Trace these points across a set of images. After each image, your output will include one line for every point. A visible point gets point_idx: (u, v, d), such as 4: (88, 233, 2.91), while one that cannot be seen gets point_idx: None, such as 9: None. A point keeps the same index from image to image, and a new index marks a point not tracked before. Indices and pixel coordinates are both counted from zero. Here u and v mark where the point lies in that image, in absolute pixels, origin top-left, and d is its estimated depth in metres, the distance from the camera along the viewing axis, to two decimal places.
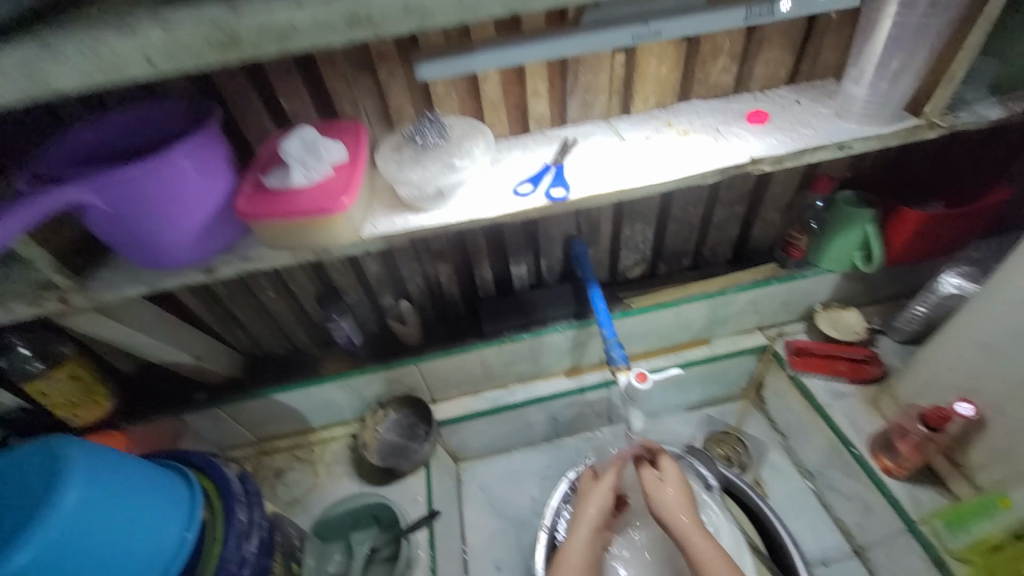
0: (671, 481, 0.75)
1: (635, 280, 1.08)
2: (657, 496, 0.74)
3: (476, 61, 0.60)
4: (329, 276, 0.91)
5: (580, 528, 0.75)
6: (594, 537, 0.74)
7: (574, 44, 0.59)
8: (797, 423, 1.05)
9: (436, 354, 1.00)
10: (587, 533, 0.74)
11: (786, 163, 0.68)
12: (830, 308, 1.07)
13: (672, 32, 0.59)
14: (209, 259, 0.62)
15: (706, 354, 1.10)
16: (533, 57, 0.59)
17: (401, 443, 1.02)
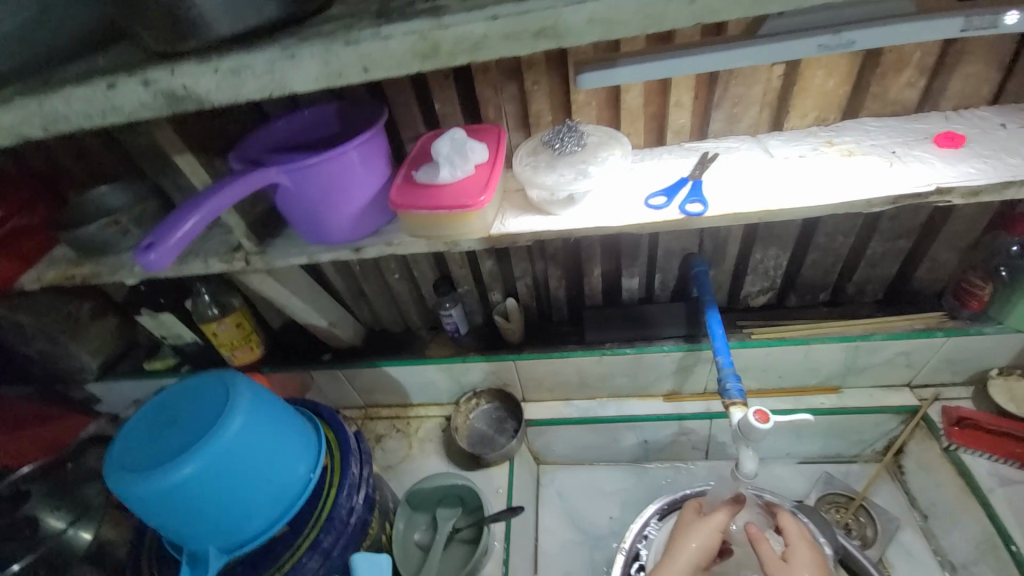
0: (804, 564, 0.69)
1: (758, 309, 0.99)
2: (787, 574, 0.68)
3: (644, 69, 0.52)
4: (447, 265, 0.97)
5: (676, 562, 0.71)
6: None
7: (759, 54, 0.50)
8: (946, 504, 0.88)
9: (535, 354, 1.01)
10: (683, 571, 0.70)
11: (982, 197, 0.57)
12: (1010, 376, 0.89)
13: (867, 43, 0.49)
14: (359, 240, 0.69)
15: (834, 403, 0.96)
16: (717, 64, 0.51)
17: (489, 433, 1.07)
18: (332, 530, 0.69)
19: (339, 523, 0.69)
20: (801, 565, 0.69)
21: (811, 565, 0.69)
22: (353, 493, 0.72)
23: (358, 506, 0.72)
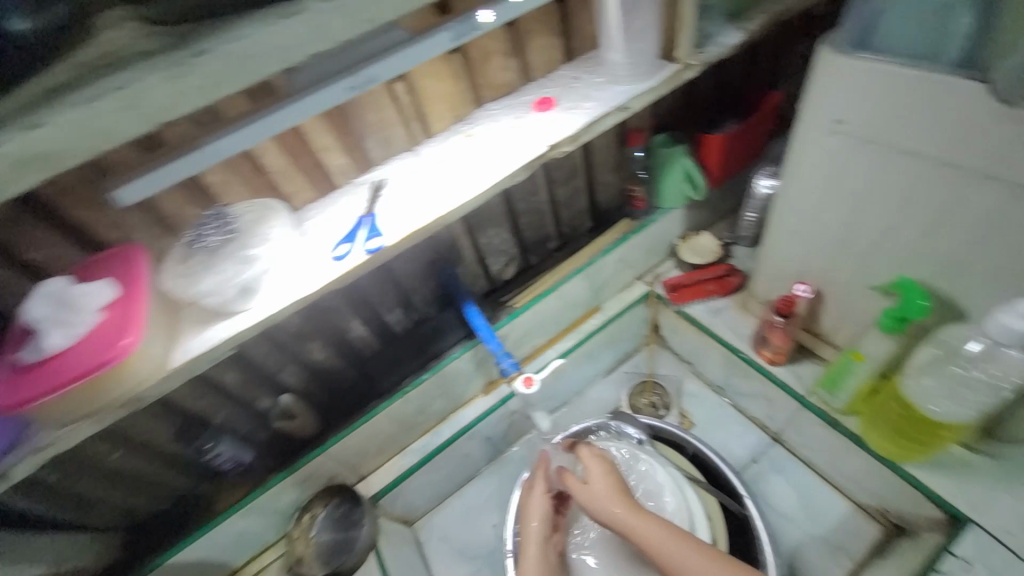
0: (594, 473, 0.73)
1: (513, 279, 1.09)
2: (587, 496, 0.71)
3: (180, 168, 0.50)
4: (182, 405, 0.80)
5: (529, 545, 0.77)
6: (546, 546, 0.77)
7: (273, 123, 0.51)
8: (695, 349, 1.13)
9: (340, 435, 0.92)
10: (536, 551, 0.76)
11: (581, 139, 0.71)
12: (688, 238, 1.18)
13: (386, 75, 0.54)
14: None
15: (601, 320, 1.14)
16: (249, 140, 0.50)
17: (341, 539, 0.91)
18: None
19: None
20: (594, 477, 0.72)
21: (603, 470, 0.73)
22: None
23: None
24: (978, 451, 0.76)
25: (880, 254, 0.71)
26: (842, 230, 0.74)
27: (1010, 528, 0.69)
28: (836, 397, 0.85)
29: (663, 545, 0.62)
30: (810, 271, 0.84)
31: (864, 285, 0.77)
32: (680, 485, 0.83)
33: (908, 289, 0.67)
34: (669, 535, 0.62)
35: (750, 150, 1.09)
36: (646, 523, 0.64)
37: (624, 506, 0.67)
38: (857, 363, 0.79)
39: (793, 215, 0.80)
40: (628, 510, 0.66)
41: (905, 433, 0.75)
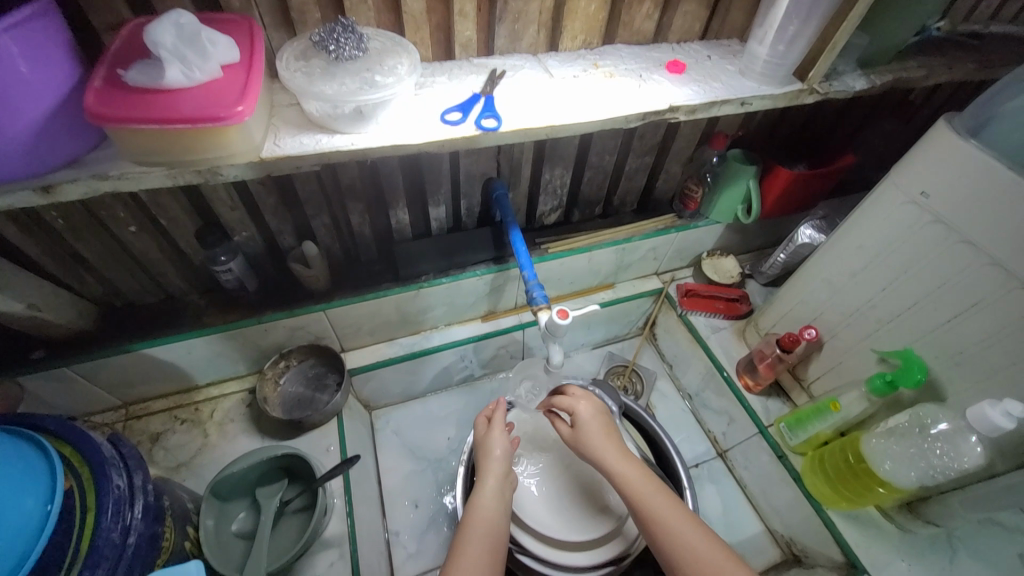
0: (586, 417, 0.78)
1: (551, 226, 1.11)
2: (580, 436, 0.77)
3: None
4: (211, 209, 0.78)
5: (489, 478, 0.76)
6: (504, 482, 0.76)
7: None
8: (681, 354, 1.20)
9: (345, 300, 0.92)
10: (496, 483, 0.75)
11: (698, 113, 0.73)
12: (713, 256, 1.22)
13: None
14: (49, 175, 0.50)
15: (611, 297, 1.19)
16: None
17: (307, 395, 0.96)
18: (94, 562, 0.46)
19: (113, 549, 0.48)
20: (586, 422, 0.77)
21: (593, 417, 0.78)
22: (126, 508, 0.51)
23: (137, 522, 0.52)
24: (890, 518, 0.86)
25: (898, 325, 0.77)
26: (874, 293, 0.80)
27: None
28: (795, 435, 0.93)
29: (638, 490, 0.69)
30: (823, 320, 0.91)
31: (868, 348, 0.83)
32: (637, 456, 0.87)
33: (910, 360, 0.75)
34: (642, 480, 0.70)
35: (808, 197, 1.12)
36: (643, 481, 0.70)
37: (613, 453, 0.73)
38: (833, 412, 0.86)
39: (836, 266, 0.85)
40: (619, 457, 0.73)
41: (845, 483, 0.84)
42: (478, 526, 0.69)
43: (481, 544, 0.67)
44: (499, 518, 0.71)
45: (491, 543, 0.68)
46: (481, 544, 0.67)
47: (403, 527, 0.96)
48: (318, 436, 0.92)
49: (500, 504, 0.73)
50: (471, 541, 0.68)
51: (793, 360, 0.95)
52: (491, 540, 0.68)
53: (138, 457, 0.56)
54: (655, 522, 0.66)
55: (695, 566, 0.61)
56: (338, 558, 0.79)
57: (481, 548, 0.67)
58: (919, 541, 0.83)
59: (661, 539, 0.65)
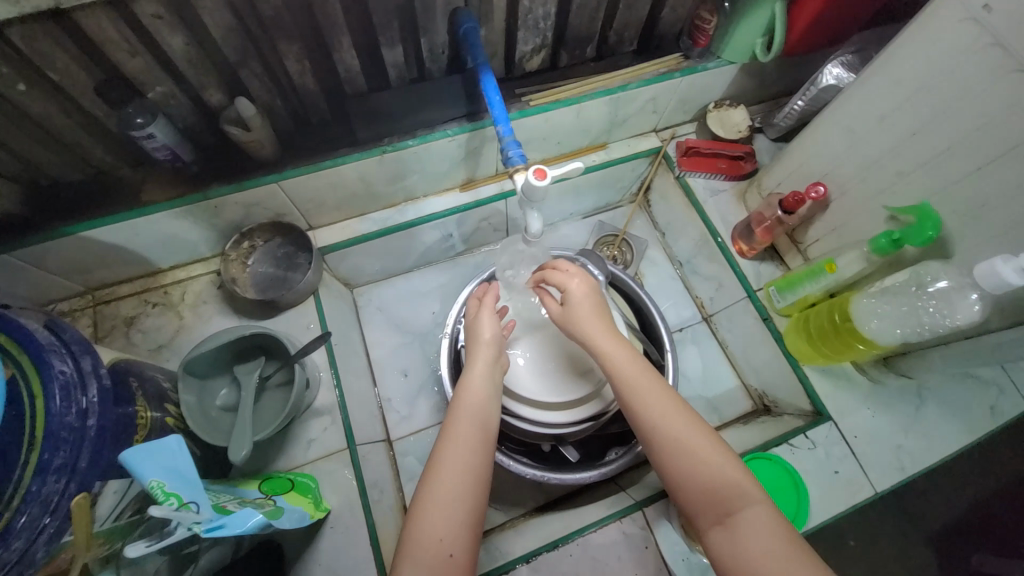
0: (577, 298, 0.74)
1: (534, 74, 0.95)
2: (569, 315, 0.74)
3: None
4: (108, 57, 0.63)
5: (477, 362, 0.75)
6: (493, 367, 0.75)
7: None
8: (675, 220, 1.13)
9: (299, 170, 0.81)
10: (486, 367, 0.74)
11: None
12: (721, 107, 1.06)
13: None
14: None
15: (603, 159, 1.07)
16: None
17: (279, 275, 0.91)
18: (54, 445, 0.47)
19: (71, 432, 0.48)
20: (578, 302, 0.74)
21: (585, 297, 0.74)
22: (77, 393, 0.50)
23: (95, 404, 0.51)
24: (864, 371, 0.88)
25: (920, 176, 0.69)
26: (901, 140, 0.70)
27: (853, 429, 0.85)
28: (783, 298, 0.92)
29: (629, 373, 0.67)
30: (834, 175, 0.82)
31: (879, 205, 0.76)
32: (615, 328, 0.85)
33: (925, 214, 0.68)
34: (633, 365, 0.68)
35: (843, 27, 0.92)
36: (633, 364, 0.68)
37: (605, 337, 0.71)
38: (827, 274, 0.82)
39: (861, 110, 0.73)
40: (608, 337, 0.71)
41: (826, 341, 0.84)
42: (468, 409, 0.69)
43: (469, 425, 0.68)
44: (489, 400, 0.71)
45: (481, 424, 0.69)
46: (471, 425, 0.68)
47: (394, 394, 1.00)
48: (297, 316, 0.89)
49: (491, 389, 0.73)
50: (462, 423, 0.68)
51: (793, 223, 0.89)
52: (482, 423, 0.69)
53: (84, 340, 0.53)
54: (643, 405, 0.65)
55: (681, 444, 0.62)
56: (331, 425, 0.82)
57: (472, 429, 0.67)
58: (886, 391, 0.87)
59: (648, 420, 0.64)
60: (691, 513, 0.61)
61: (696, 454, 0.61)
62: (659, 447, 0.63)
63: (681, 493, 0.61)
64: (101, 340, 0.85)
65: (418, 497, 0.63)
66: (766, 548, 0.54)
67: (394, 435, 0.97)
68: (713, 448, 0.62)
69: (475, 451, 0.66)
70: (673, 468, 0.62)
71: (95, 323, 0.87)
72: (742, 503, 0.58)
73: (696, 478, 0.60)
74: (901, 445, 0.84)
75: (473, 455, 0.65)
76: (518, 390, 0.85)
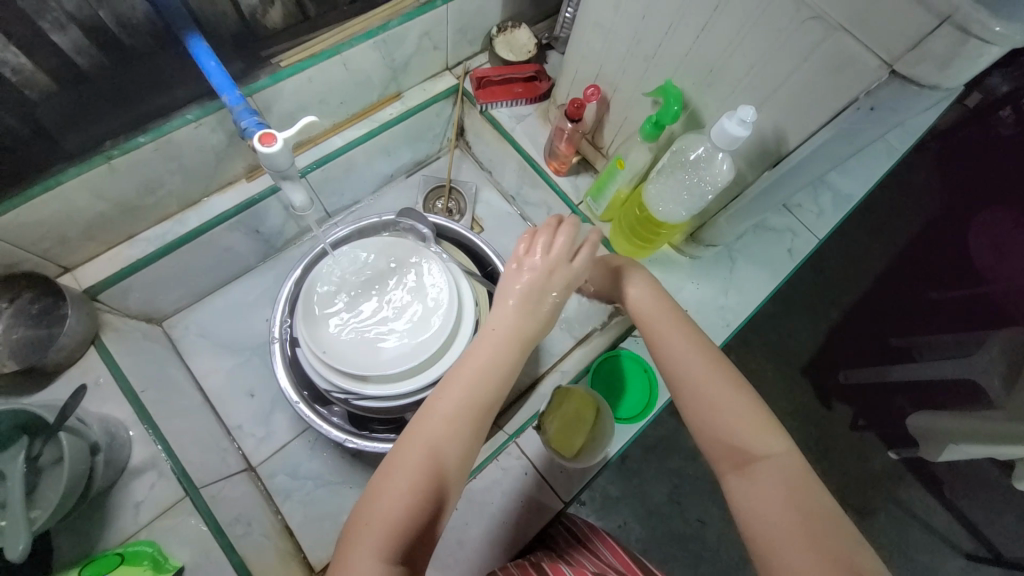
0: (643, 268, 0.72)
1: (281, 29, 0.82)
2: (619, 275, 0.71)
3: None
4: None
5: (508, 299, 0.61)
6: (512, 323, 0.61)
7: None
8: (495, 156, 1.11)
9: (2, 207, 0.65)
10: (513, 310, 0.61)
11: None
12: (505, 31, 1.04)
13: None
14: None
15: (399, 111, 1.01)
16: None
17: (42, 334, 0.75)
18: None
19: None
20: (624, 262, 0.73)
21: (630, 266, 0.72)
22: None
23: None
24: (683, 252, 0.96)
25: (662, 56, 0.71)
26: (638, 23, 0.71)
27: (684, 304, 0.93)
28: (598, 204, 0.94)
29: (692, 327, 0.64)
30: (604, 74, 0.83)
31: (641, 94, 0.79)
32: (439, 275, 0.84)
33: (667, 92, 0.71)
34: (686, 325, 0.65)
35: None
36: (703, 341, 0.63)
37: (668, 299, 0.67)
38: (620, 170, 0.85)
39: (601, 1, 0.74)
40: (684, 327, 0.64)
41: (639, 235, 0.88)
42: (474, 361, 0.58)
43: (462, 385, 0.57)
44: (507, 350, 0.59)
45: (474, 387, 0.57)
46: (469, 385, 0.57)
47: (244, 418, 0.91)
48: (79, 373, 0.75)
49: (516, 332, 0.61)
50: (459, 375, 0.58)
51: (586, 128, 0.91)
52: (482, 370, 0.58)
53: None
54: (678, 358, 0.61)
55: (709, 399, 0.57)
56: (159, 478, 0.72)
57: (465, 381, 0.57)
58: (704, 262, 0.96)
59: (680, 375, 0.60)
60: (714, 462, 0.57)
61: (730, 411, 0.56)
62: (691, 398, 0.59)
63: (706, 442, 0.57)
64: None
65: (388, 464, 0.53)
66: (774, 505, 0.50)
67: (256, 460, 0.89)
68: (743, 399, 0.57)
69: (468, 414, 0.56)
70: (700, 418, 0.58)
71: None
72: (760, 453, 0.54)
73: (717, 431, 0.56)
74: (724, 305, 0.94)
75: (467, 416, 0.56)
76: (362, 370, 0.78)
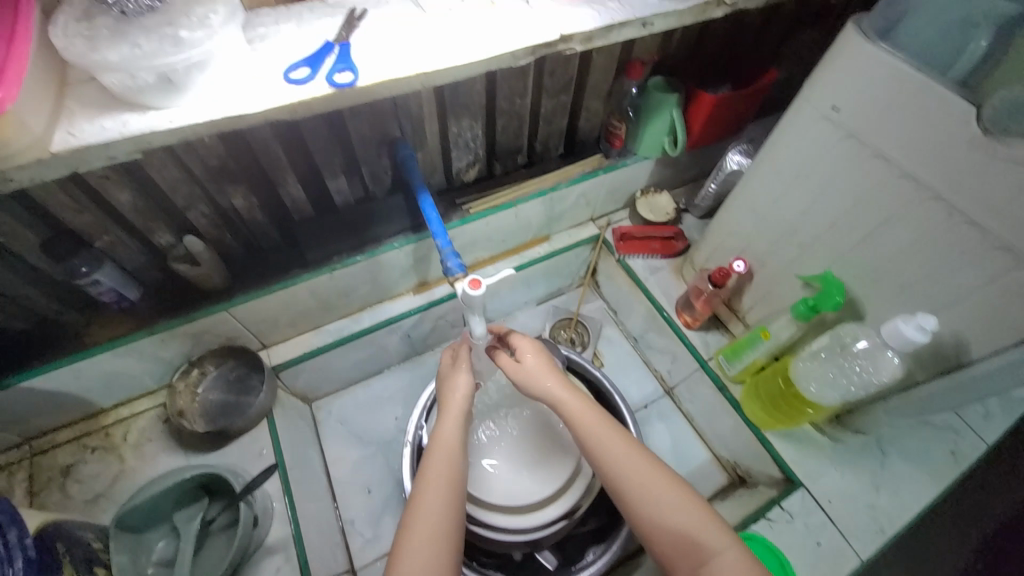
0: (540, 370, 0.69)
1: (472, 183, 1.02)
2: (527, 380, 0.69)
3: None
4: (55, 215, 0.66)
5: (446, 420, 0.67)
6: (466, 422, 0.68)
7: None
8: (623, 299, 1.18)
9: (250, 296, 0.83)
10: (456, 415, 0.68)
11: (596, 41, 0.64)
12: (647, 194, 1.16)
13: None
14: None
15: (546, 251, 1.14)
16: None
17: (231, 400, 0.90)
18: None
19: None
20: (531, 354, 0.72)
21: (546, 367, 0.70)
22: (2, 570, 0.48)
23: None
24: (823, 431, 0.91)
25: (819, 248, 0.76)
26: (795, 218, 0.78)
27: (826, 493, 0.85)
28: (732, 365, 0.94)
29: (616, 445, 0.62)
30: (750, 250, 0.89)
31: (793, 274, 0.82)
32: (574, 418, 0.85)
33: (829, 282, 0.75)
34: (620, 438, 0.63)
35: (735, 122, 1.06)
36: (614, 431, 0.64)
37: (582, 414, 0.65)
38: (764, 340, 0.87)
39: (758, 194, 0.82)
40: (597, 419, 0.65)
41: (779, 407, 0.87)
42: (440, 463, 0.62)
43: (444, 466, 0.62)
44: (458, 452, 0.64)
45: (452, 470, 0.62)
46: (444, 479, 0.61)
47: (357, 514, 0.95)
48: (250, 441, 0.87)
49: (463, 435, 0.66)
50: (433, 474, 0.61)
51: (727, 293, 0.96)
52: (449, 470, 0.62)
53: (11, 509, 0.51)
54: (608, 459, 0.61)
55: (686, 529, 0.56)
56: (285, 562, 0.76)
57: (441, 479, 0.61)
58: (849, 448, 0.89)
59: (619, 478, 0.60)
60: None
61: (671, 504, 0.58)
62: (625, 496, 0.59)
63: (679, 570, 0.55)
64: (32, 496, 0.79)
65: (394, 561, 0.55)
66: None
67: (358, 562, 0.90)
68: (705, 521, 0.57)
69: (450, 498, 0.60)
70: (639, 513, 0.58)
71: (24, 479, 0.81)
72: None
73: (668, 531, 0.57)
74: (874, 504, 0.84)
75: (448, 511, 0.59)
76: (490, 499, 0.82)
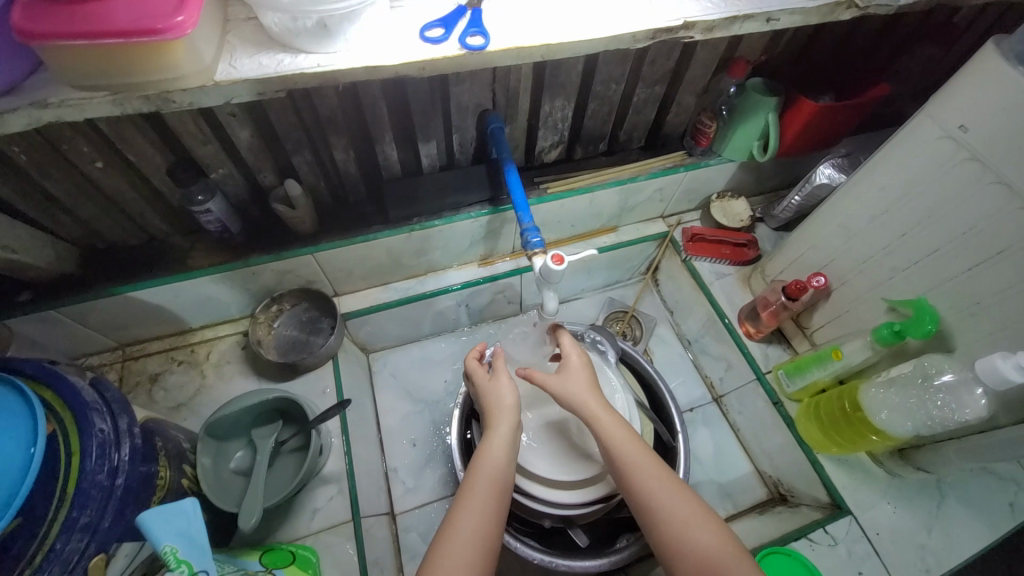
0: (575, 373, 0.75)
1: (551, 164, 1.03)
2: (570, 393, 0.73)
3: None
4: (182, 144, 0.72)
5: (498, 427, 0.71)
6: (513, 437, 0.71)
7: None
8: (682, 299, 1.17)
9: (334, 244, 0.88)
10: (506, 430, 0.70)
11: (715, 32, 0.63)
12: (723, 198, 1.13)
13: None
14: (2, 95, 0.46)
15: (612, 241, 1.14)
16: None
17: (302, 338, 0.96)
18: (83, 502, 0.49)
19: (100, 490, 0.51)
20: (574, 368, 0.76)
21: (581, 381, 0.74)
22: (111, 451, 0.53)
23: (124, 463, 0.54)
24: (880, 463, 0.87)
25: (915, 272, 0.73)
26: (893, 238, 0.75)
27: (874, 525, 0.82)
28: (793, 382, 0.92)
29: (637, 454, 0.66)
30: (834, 267, 0.87)
31: (879, 297, 0.80)
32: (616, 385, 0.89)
33: (923, 309, 0.73)
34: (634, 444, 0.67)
35: (832, 134, 1.01)
36: (623, 430, 0.68)
37: (625, 440, 0.67)
38: (833, 360, 0.85)
39: (854, 209, 0.79)
40: (645, 456, 0.66)
41: (838, 429, 0.84)
42: (485, 476, 0.66)
43: (486, 487, 0.65)
44: (505, 472, 0.67)
45: (494, 487, 0.65)
46: (489, 493, 0.65)
47: (401, 463, 1.00)
48: (316, 379, 0.93)
49: (509, 454, 0.69)
50: (479, 486, 0.65)
51: (799, 308, 0.93)
52: (495, 483, 0.66)
53: (122, 400, 0.57)
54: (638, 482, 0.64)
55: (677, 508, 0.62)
56: (338, 493, 0.81)
57: (486, 492, 0.65)
58: (906, 484, 0.85)
59: (635, 476, 0.65)
60: None
61: (674, 492, 0.63)
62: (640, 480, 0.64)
63: (675, 563, 0.60)
64: (124, 395, 0.88)
65: (434, 554, 0.60)
66: None
67: (398, 508, 0.95)
68: (699, 514, 0.62)
69: (491, 515, 0.63)
70: (639, 482, 0.64)
71: (118, 379, 0.90)
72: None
73: (666, 498, 0.63)
74: (926, 544, 0.81)
75: (491, 520, 0.63)
76: (538, 473, 0.83)
